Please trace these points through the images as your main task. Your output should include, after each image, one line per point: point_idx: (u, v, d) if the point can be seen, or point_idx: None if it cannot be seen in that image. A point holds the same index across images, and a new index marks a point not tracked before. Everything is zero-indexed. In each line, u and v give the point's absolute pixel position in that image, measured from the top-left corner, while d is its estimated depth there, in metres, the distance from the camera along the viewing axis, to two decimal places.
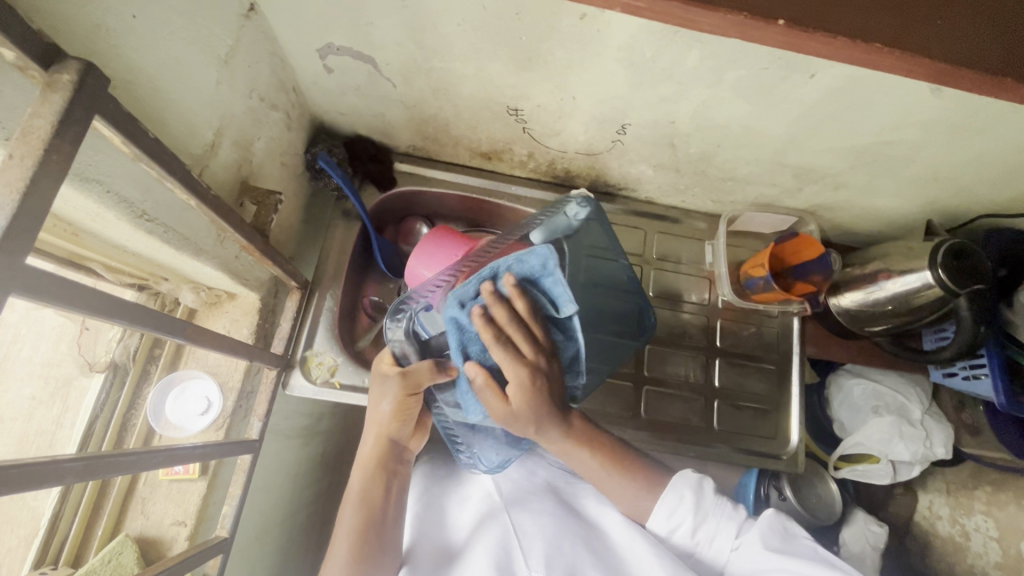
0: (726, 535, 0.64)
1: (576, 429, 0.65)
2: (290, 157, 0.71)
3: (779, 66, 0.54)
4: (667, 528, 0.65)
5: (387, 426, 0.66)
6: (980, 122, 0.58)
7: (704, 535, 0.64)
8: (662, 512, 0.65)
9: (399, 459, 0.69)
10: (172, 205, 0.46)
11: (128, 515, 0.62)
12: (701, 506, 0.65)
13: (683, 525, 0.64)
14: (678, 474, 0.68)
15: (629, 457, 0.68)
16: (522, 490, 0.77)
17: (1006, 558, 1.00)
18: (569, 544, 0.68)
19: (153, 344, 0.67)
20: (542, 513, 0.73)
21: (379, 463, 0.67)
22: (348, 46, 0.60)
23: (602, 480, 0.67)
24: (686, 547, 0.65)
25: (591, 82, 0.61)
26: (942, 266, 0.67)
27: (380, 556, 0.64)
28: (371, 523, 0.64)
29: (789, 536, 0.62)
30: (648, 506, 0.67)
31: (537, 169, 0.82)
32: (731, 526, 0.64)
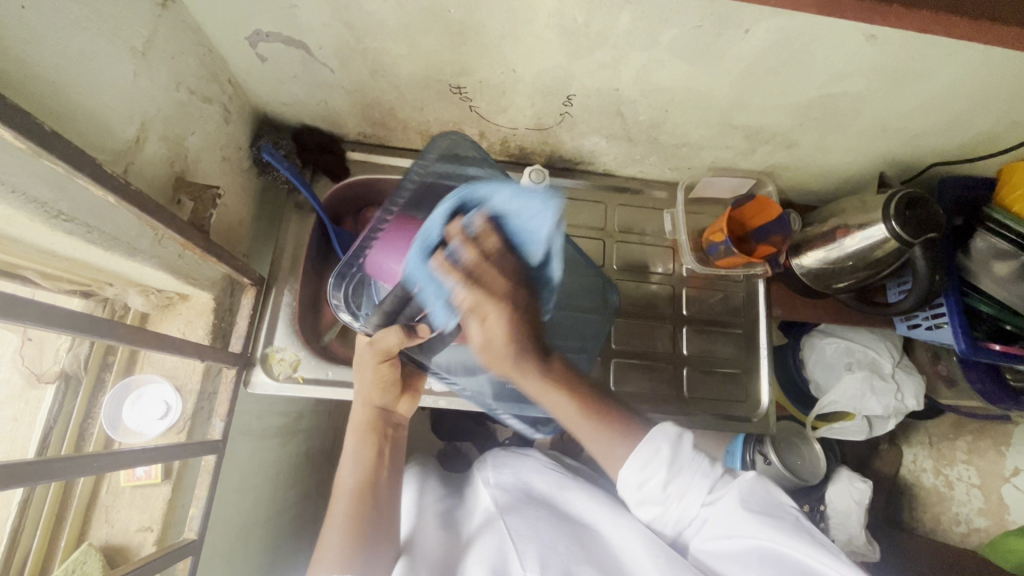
0: (699, 492, 0.63)
1: (556, 370, 0.69)
2: (233, 152, 0.70)
3: (713, 21, 0.53)
4: (637, 478, 0.63)
5: (374, 396, 0.72)
6: (919, 67, 0.57)
7: (675, 490, 0.63)
8: (638, 461, 0.63)
9: (390, 424, 0.75)
10: (94, 205, 0.45)
11: (93, 525, 0.61)
12: (679, 464, 0.62)
13: (656, 477, 0.62)
14: (657, 427, 0.65)
15: (606, 406, 0.69)
16: (517, 499, 0.77)
17: (989, 503, 1.04)
18: (564, 547, 0.67)
19: (106, 352, 0.66)
20: (539, 520, 0.72)
21: (371, 431, 0.73)
22: (276, 32, 0.58)
23: (570, 422, 0.69)
24: (656, 499, 0.63)
25: (529, 53, 0.60)
26: (895, 218, 0.67)
27: (376, 520, 0.69)
28: (366, 486, 0.71)
29: (771, 502, 0.62)
30: (619, 457, 0.65)
31: (491, 148, 0.81)
32: (706, 482, 0.63)
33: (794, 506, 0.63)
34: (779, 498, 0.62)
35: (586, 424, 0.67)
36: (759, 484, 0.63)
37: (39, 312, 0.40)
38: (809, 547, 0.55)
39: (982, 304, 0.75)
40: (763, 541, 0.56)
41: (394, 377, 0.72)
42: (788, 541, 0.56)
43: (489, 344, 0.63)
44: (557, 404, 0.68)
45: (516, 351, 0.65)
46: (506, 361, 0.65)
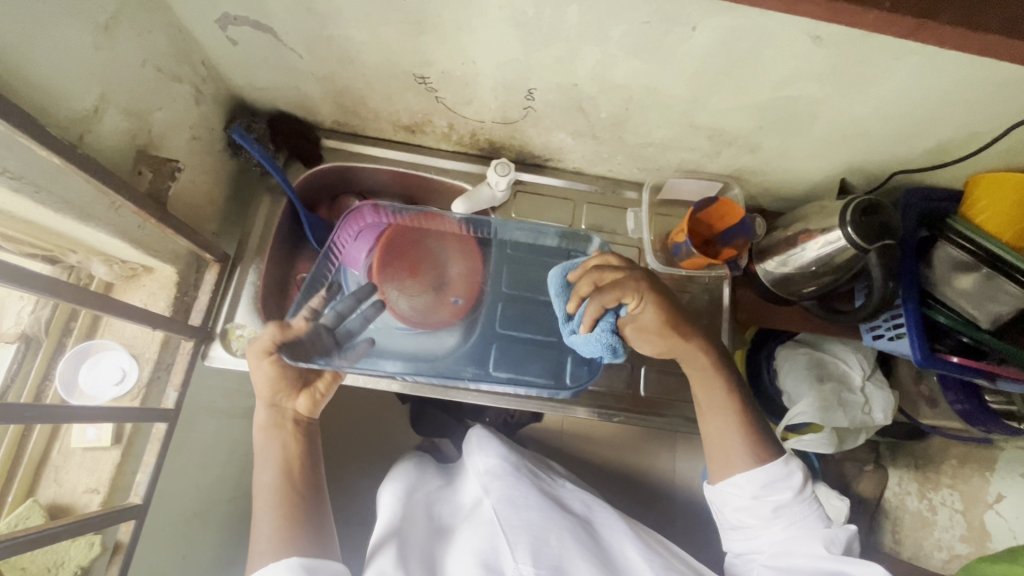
0: (803, 526, 0.66)
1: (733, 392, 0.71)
2: (205, 132, 0.72)
3: (660, 18, 0.54)
4: (754, 491, 0.67)
5: (268, 393, 0.72)
6: (869, 71, 0.57)
7: (784, 515, 0.66)
8: (762, 476, 0.67)
9: (299, 417, 0.75)
10: (45, 167, 0.47)
11: (41, 484, 0.63)
12: (799, 497, 0.67)
13: (773, 497, 0.66)
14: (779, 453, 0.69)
15: (760, 428, 0.70)
16: (510, 488, 0.80)
17: (971, 529, 1.01)
18: (555, 537, 0.73)
19: (68, 317, 0.68)
20: (529, 510, 0.77)
21: (275, 427, 0.73)
22: (244, 16, 0.61)
23: (723, 441, 0.70)
24: (756, 514, 0.67)
25: (486, 45, 0.61)
26: (852, 224, 0.68)
27: (304, 505, 0.69)
28: (285, 477, 0.70)
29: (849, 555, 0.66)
30: (742, 466, 0.68)
31: (461, 141, 0.83)
32: (816, 523, 0.67)
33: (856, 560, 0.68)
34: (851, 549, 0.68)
35: (734, 428, 0.69)
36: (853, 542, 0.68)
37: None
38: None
39: (941, 315, 0.73)
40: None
41: (289, 369, 0.72)
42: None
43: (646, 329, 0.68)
44: (712, 448, 0.71)
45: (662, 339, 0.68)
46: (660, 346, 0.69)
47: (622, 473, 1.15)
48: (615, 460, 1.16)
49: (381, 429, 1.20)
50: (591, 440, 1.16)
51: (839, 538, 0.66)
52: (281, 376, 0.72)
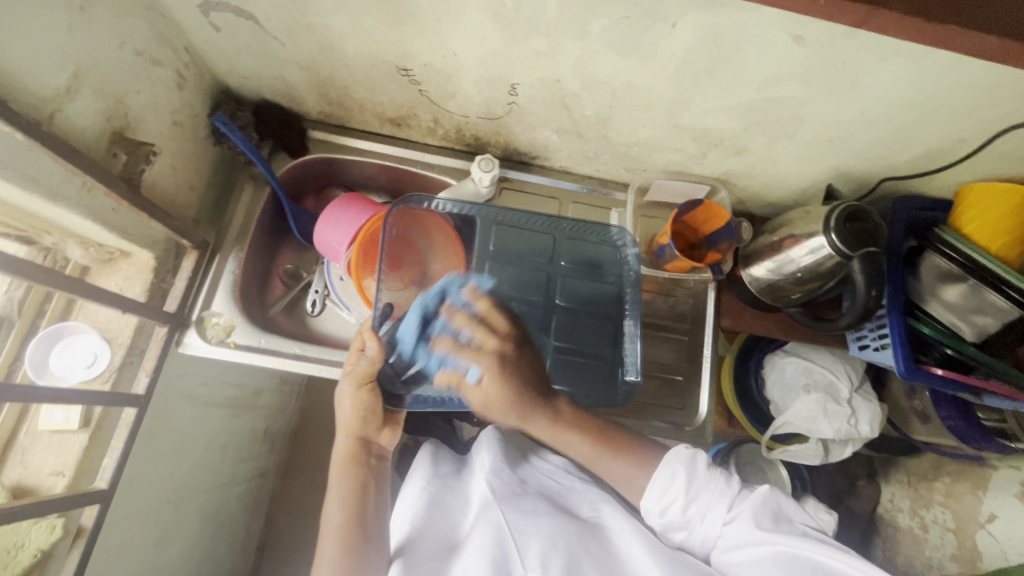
0: (720, 510, 0.62)
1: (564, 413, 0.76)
2: (188, 118, 0.72)
3: (638, 13, 0.53)
4: (657, 503, 0.65)
5: (357, 426, 0.74)
6: (852, 72, 0.56)
7: (695, 512, 0.64)
8: (656, 487, 0.66)
9: (374, 454, 0.76)
10: (10, 144, 0.47)
11: (7, 465, 0.63)
12: (692, 484, 0.64)
13: (675, 499, 0.64)
14: (671, 450, 0.68)
15: (623, 439, 0.73)
16: (518, 491, 0.71)
17: (963, 549, 0.98)
18: (583, 563, 0.60)
19: (43, 299, 0.67)
20: (543, 520, 0.65)
21: (353, 462, 0.75)
22: (224, 1, 0.60)
23: (590, 460, 0.73)
24: (679, 524, 0.65)
25: (466, 37, 0.61)
26: (835, 230, 0.66)
27: (369, 544, 0.68)
28: (352, 518, 0.70)
29: (783, 517, 0.61)
30: (643, 482, 0.68)
31: (447, 136, 0.82)
32: (725, 500, 0.63)
33: (814, 524, 0.61)
34: (791, 511, 0.62)
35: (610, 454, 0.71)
36: (772, 500, 0.62)
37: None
38: (828, 553, 0.55)
39: (927, 326, 0.71)
40: (783, 546, 0.56)
41: (376, 403, 0.74)
42: (803, 544, 0.56)
43: (488, 403, 0.76)
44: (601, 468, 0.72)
45: (512, 403, 0.76)
46: (504, 411, 0.77)
47: None
48: None
49: None
50: None
51: (753, 507, 0.61)
52: (371, 411, 0.74)
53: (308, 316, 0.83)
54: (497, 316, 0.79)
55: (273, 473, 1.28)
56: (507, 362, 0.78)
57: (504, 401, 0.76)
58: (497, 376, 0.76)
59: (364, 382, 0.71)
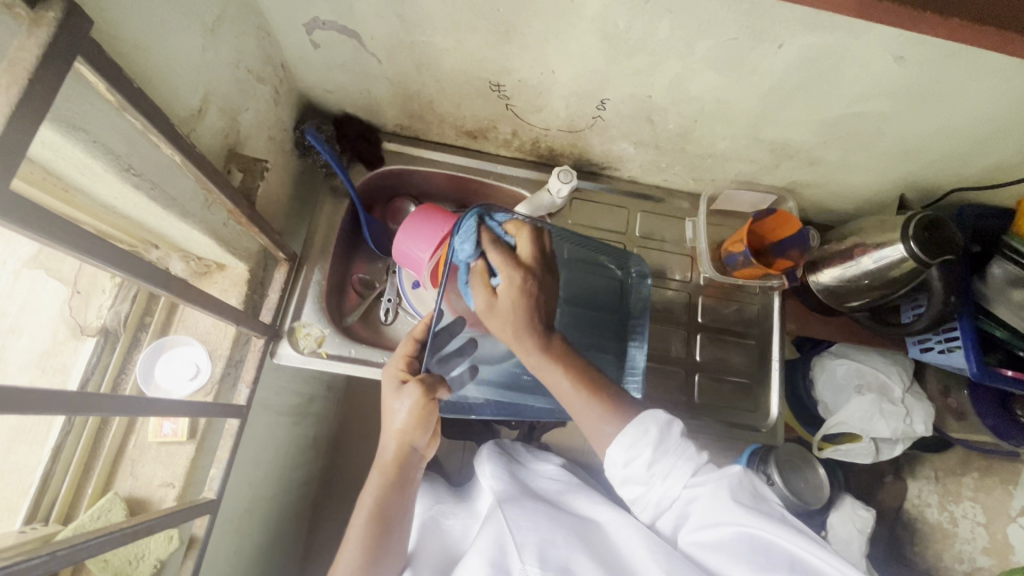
0: (683, 475, 0.60)
1: (555, 344, 0.69)
2: (278, 132, 0.73)
3: (748, 35, 0.56)
4: (624, 457, 0.62)
5: (410, 436, 0.67)
6: (943, 90, 0.59)
7: (659, 472, 0.61)
8: (625, 439, 0.62)
9: (415, 466, 0.70)
10: (159, 164, 0.48)
11: (118, 477, 0.64)
12: (664, 447, 0.61)
13: (640, 458, 0.61)
14: (648, 410, 0.64)
15: (601, 384, 0.68)
16: (514, 492, 0.78)
17: (993, 542, 1.04)
18: (563, 538, 0.65)
19: (144, 312, 0.69)
20: (536, 513, 0.71)
21: (396, 470, 0.68)
22: (333, 21, 0.62)
23: (565, 397, 0.67)
24: (640, 480, 0.62)
25: (568, 55, 0.63)
26: (915, 239, 0.69)
27: (386, 559, 0.68)
28: (378, 530, 0.67)
29: (755, 496, 0.59)
30: (608, 436, 0.64)
31: (521, 147, 0.85)
32: (691, 467, 0.60)
33: (779, 504, 0.60)
34: (765, 494, 0.60)
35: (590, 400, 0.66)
36: (745, 480, 0.60)
37: (121, 262, 0.42)
38: (798, 540, 0.52)
39: (996, 329, 0.76)
40: (751, 527, 0.54)
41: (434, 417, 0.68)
42: (776, 530, 0.53)
43: (491, 308, 0.68)
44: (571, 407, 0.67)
45: (518, 320, 0.68)
46: (506, 329, 0.68)
47: None
48: None
49: None
50: None
51: (727, 480, 0.58)
52: (430, 425, 0.67)
53: (382, 324, 0.83)
54: (530, 244, 0.71)
55: (322, 480, 1.29)
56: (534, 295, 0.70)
57: (515, 314, 0.67)
58: (509, 294, 0.67)
59: (432, 397, 0.66)
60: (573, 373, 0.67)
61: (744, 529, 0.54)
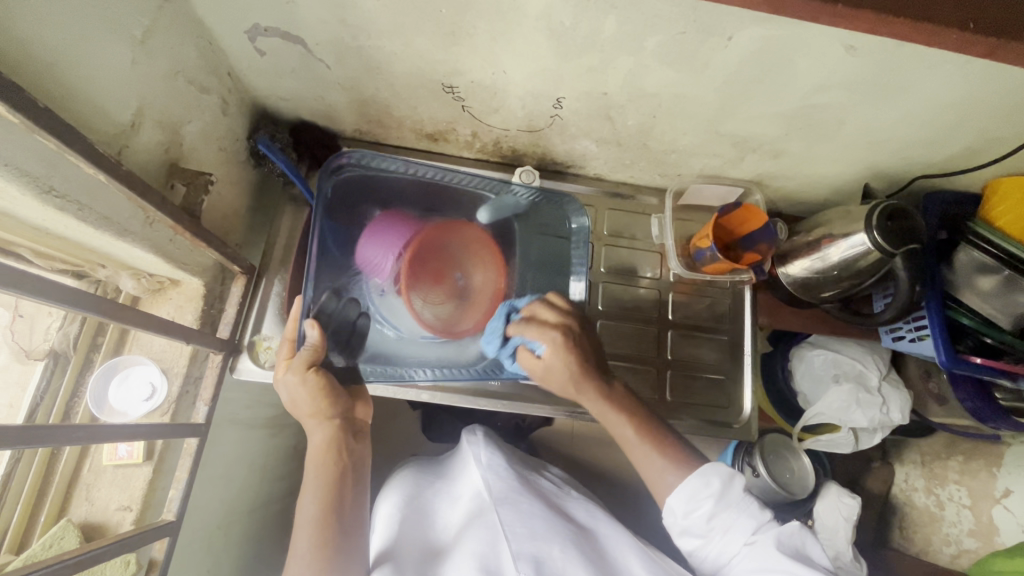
0: (741, 529, 0.66)
1: (616, 390, 0.75)
2: (230, 143, 0.71)
3: (696, 29, 0.54)
4: (685, 509, 0.67)
5: (322, 411, 0.72)
6: (899, 78, 0.58)
7: (718, 524, 0.67)
8: (686, 491, 0.67)
9: (347, 439, 0.75)
10: (86, 183, 0.47)
11: (73, 502, 0.62)
12: (724, 500, 0.66)
13: (701, 509, 0.67)
14: (710, 463, 0.69)
15: (663, 434, 0.73)
16: (513, 490, 0.76)
17: (979, 525, 1.01)
18: (559, 550, 0.67)
19: (96, 333, 0.67)
20: (534, 518, 0.71)
21: (330, 449, 0.73)
22: (274, 27, 0.60)
23: (626, 442, 0.73)
24: (699, 530, 0.68)
25: (518, 54, 0.61)
26: (877, 228, 0.68)
27: (346, 540, 0.69)
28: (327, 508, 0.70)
29: (804, 552, 0.64)
30: (669, 484, 0.69)
31: (484, 149, 0.83)
32: (750, 522, 0.66)
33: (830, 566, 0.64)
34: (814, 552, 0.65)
35: (651, 446, 0.71)
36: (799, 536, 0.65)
37: (23, 283, 0.40)
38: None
39: (964, 317, 0.74)
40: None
41: (332, 383, 0.72)
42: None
43: (549, 372, 0.73)
44: (633, 454, 0.72)
45: (575, 374, 0.72)
46: (569, 381, 0.73)
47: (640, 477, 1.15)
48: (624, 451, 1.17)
49: (393, 436, 1.19)
50: (603, 441, 1.17)
51: (782, 536, 0.64)
52: (330, 391, 0.71)
53: None
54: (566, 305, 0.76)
55: None
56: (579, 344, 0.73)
57: (571, 369, 0.72)
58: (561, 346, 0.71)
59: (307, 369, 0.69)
60: (634, 419, 0.73)
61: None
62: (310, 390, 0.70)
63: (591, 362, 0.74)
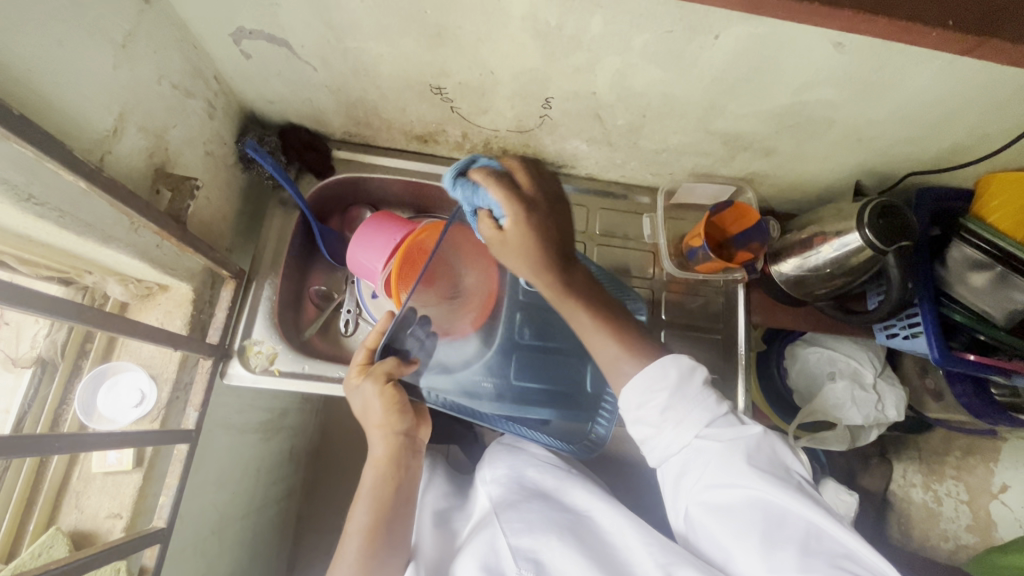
0: (699, 425, 0.60)
1: (577, 274, 0.65)
2: (217, 146, 0.71)
3: (682, 27, 0.54)
4: (639, 403, 0.61)
5: (390, 423, 0.72)
6: (889, 75, 0.58)
7: (674, 418, 0.61)
8: (640, 384, 0.61)
9: (409, 454, 0.75)
10: (67, 189, 0.47)
11: (63, 510, 0.62)
12: (682, 394, 0.61)
13: (655, 403, 0.61)
14: (672, 356, 0.63)
15: (630, 330, 0.66)
16: (513, 493, 0.74)
17: (977, 519, 1.01)
18: (556, 539, 0.64)
19: (84, 339, 0.67)
20: (531, 512, 0.69)
21: (389, 461, 0.73)
22: (259, 30, 0.60)
23: (585, 334, 0.66)
24: (655, 424, 0.61)
25: (504, 55, 0.61)
26: (870, 226, 0.68)
27: (389, 551, 0.69)
28: (380, 520, 0.70)
29: (773, 460, 0.59)
30: (628, 376, 0.63)
31: (474, 150, 0.83)
32: (708, 417, 0.61)
33: (798, 467, 0.61)
34: (788, 462, 0.60)
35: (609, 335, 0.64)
36: (766, 442, 0.60)
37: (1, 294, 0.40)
38: (812, 511, 0.55)
39: (956, 313, 0.75)
40: (772, 499, 0.56)
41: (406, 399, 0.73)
42: (794, 501, 0.55)
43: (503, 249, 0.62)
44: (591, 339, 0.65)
45: (533, 256, 0.61)
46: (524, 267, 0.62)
47: None
48: None
49: None
50: None
51: (750, 442, 0.60)
52: (406, 406, 0.72)
53: (342, 337, 0.81)
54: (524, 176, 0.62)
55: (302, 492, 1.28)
56: (530, 241, 0.60)
57: (528, 249, 0.60)
58: (512, 244, 0.60)
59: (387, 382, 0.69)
60: (593, 307, 0.65)
61: (769, 491, 0.56)
62: (384, 401, 0.70)
63: (551, 235, 0.62)
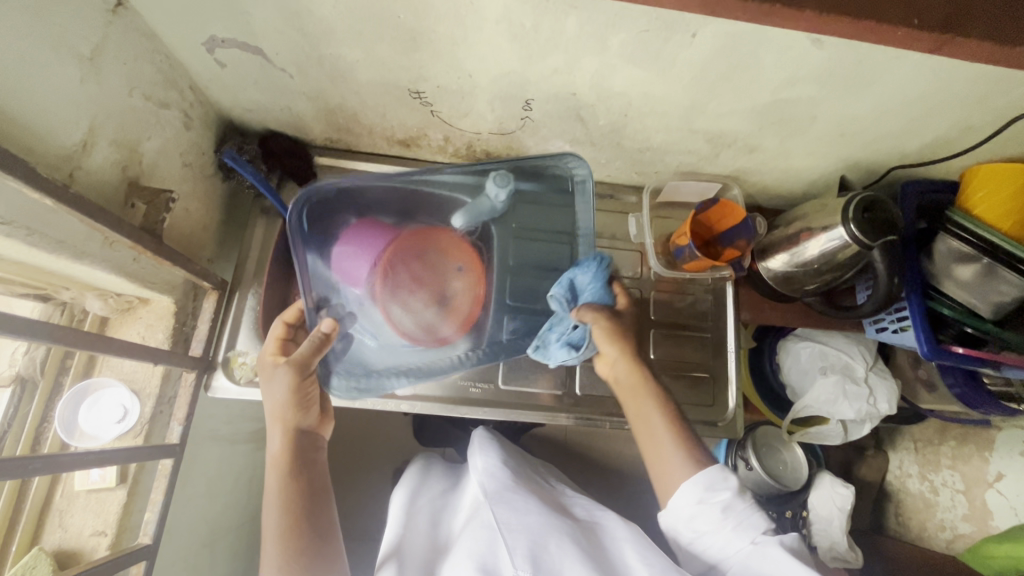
0: (750, 531, 0.62)
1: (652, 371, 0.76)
2: (195, 157, 0.70)
3: (658, 26, 0.53)
4: (698, 496, 0.64)
5: (290, 416, 0.70)
6: (868, 70, 0.57)
7: (730, 518, 0.63)
8: (701, 481, 0.64)
9: (313, 447, 0.72)
10: (33, 205, 0.46)
11: (46, 529, 0.62)
12: (740, 496, 0.63)
13: (717, 500, 0.63)
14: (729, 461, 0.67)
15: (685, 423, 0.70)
16: (508, 490, 0.73)
17: (973, 509, 0.99)
18: (556, 542, 0.64)
19: (64, 356, 0.66)
20: (529, 513, 0.68)
21: (293, 455, 0.70)
22: (232, 38, 0.59)
23: (649, 429, 0.70)
24: (707, 520, 0.63)
25: (481, 58, 0.60)
26: (854, 221, 0.67)
27: (317, 548, 0.65)
28: (296, 515, 0.66)
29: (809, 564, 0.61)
30: (680, 475, 0.66)
31: (457, 153, 0.82)
32: (760, 526, 0.63)
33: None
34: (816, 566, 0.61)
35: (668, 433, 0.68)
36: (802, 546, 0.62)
37: None
38: None
39: (944, 307, 0.74)
40: None
41: (313, 388, 0.71)
42: None
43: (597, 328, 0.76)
44: (647, 437, 0.70)
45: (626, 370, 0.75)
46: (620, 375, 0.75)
47: (630, 476, 1.14)
48: (616, 450, 1.16)
49: (382, 443, 1.18)
50: (595, 440, 1.16)
51: (790, 541, 0.61)
52: (310, 396, 0.70)
53: None
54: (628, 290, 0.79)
55: None
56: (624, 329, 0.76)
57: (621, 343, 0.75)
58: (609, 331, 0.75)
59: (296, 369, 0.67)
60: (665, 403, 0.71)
61: None
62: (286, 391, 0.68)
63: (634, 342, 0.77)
